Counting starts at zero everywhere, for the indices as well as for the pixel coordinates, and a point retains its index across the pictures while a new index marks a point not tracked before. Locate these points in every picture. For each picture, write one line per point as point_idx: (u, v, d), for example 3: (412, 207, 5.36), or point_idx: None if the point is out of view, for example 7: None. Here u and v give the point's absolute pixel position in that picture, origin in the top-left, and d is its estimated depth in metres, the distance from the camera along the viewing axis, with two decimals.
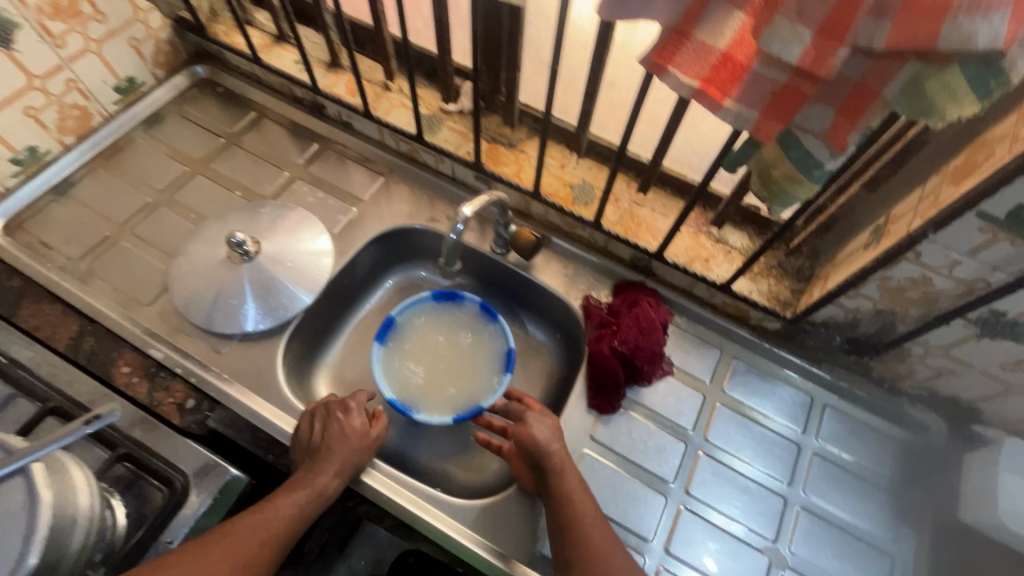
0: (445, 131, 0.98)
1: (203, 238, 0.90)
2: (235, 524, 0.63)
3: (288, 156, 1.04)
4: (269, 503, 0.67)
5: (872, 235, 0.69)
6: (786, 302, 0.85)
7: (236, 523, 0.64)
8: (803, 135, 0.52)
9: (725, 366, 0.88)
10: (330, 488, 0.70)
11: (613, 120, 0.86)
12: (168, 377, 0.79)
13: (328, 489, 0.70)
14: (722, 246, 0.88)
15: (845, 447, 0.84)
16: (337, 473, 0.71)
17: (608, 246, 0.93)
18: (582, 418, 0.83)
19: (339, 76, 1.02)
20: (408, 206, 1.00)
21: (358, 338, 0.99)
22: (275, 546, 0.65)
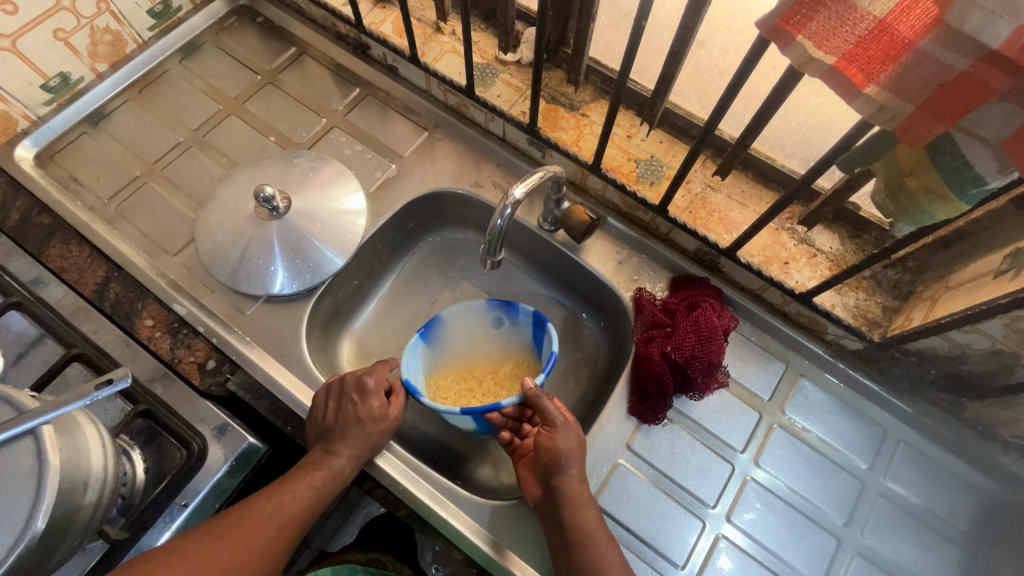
0: (499, 85, 0.86)
1: (234, 187, 0.85)
2: (248, 505, 0.60)
3: (326, 100, 0.95)
4: (282, 484, 0.64)
5: (1008, 259, 0.56)
6: (875, 321, 0.73)
7: (248, 506, 0.60)
8: (967, 142, 0.40)
9: (788, 384, 0.79)
10: (345, 471, 0.66)
11: (698, 89, 0.73)
12: (191, 335, 0.76)
13: (343, 472, 0.66)
14: (806, 247, 0.76)
15: (915, 490, 0.74)
16: (353, 456, 0.66)
17: (671, 234, 0.82)
18: (620, 425, 0.76)
19: (387, 13, 0.92)
20: (451, 166, 0.91)
21: (388, 306, 0.93)
22: (290, 531, 0.61)
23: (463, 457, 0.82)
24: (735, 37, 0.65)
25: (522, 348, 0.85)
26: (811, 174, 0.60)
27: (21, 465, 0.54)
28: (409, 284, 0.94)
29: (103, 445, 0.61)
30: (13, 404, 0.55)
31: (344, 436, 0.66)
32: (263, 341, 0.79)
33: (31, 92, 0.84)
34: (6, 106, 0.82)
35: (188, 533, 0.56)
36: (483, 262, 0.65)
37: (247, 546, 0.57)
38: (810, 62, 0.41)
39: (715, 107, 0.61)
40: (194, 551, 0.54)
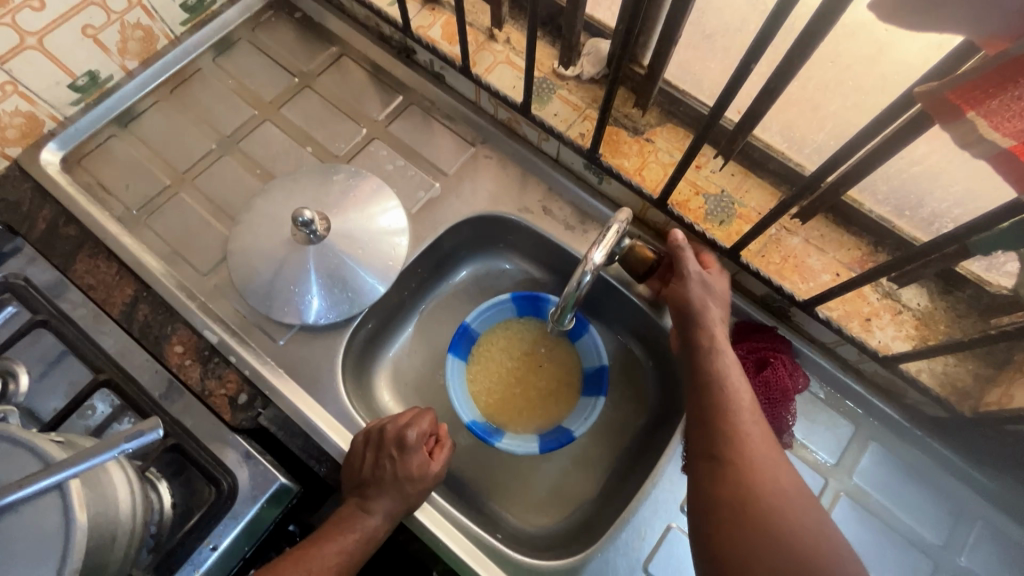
0: (556, 102, 0.79)
1: (269, 204, 0.80)
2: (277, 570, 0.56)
3: (366, 108, 0.89)
4: (313, 546, 0.60)
5: None
6: (965, 392, 0.66)
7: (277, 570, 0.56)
8: None
9: (858, 447, 0.73)
10: (379, 531, 0.62)
11: (785, 122, 0.66)
12: (222, 365, 0.72)
13: (378, 533, 0.62)
14: (891, 303, 0.69)
15: (994, 574, 0.68)
16: (388, 516, 0.63)
17: (737, 278, 0.75)
18: (675, 485, 0.70)
19: (436, 15, 0.85)
20: (500, 188, 0.84)
21: (424, 333, 0.88)
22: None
23: (500, 504, 0.77)
24: (839, 72, 0.58)
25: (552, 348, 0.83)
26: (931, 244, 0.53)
27: (46, 521, 0.50)
28: (447, 311, 0.89)
29: (133, 490, 0.58)
30: (40, 455, 0.51)
31: (381, 492, 0.62)
32: (296, 373, 0.75)
33: (58, 92, 0.79)
34: (33, 107, 0.77)
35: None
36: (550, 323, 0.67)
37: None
38: (980, 143, 0.34)
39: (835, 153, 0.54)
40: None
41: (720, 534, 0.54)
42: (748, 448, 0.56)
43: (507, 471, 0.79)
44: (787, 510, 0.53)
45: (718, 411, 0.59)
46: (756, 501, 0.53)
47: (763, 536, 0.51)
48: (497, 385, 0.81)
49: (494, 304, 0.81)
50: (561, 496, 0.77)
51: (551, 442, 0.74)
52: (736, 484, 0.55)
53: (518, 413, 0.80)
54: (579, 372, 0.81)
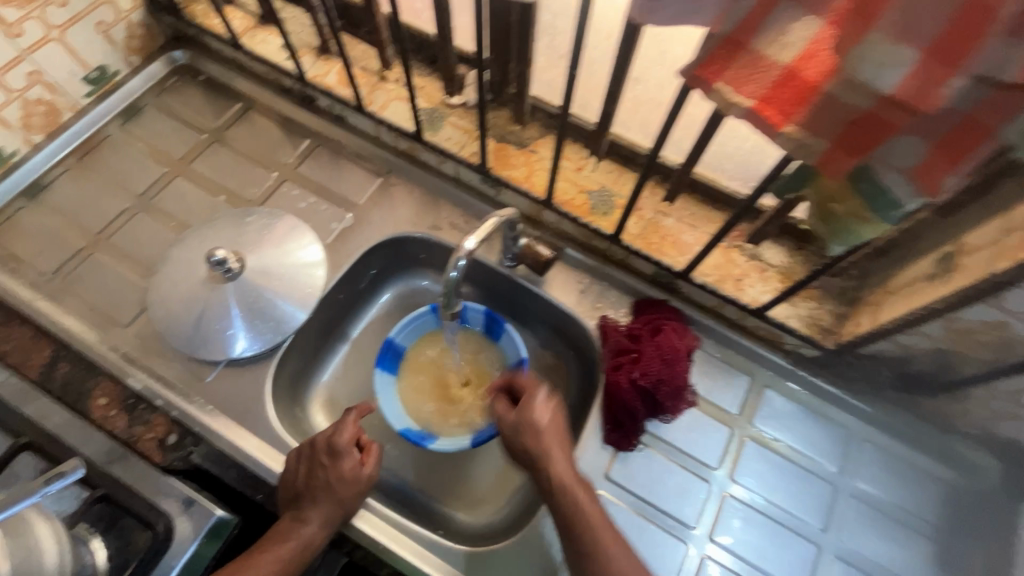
0: (448, 128, 0.88)
1: (185, 250, 0.83)
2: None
3: (275, 154, 0.95)
4: (249, 559, 0.61)
5: (937, 264, 0.61)
6: (828, 328, 0.76)
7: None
8: (881, 169, 0.42)
9: (755, 396, 0.81)
10: (316, 538, 0.64)
11: (637, 121, 0.77)
12: (148, 410, 0.73)
13: (316, 539, 0.64)
14: (756, 262, 0.79)
15: (884, 488, 0.76)
16: (324, 523, 0.65)
17: (628, 260, 0.84)
18: (598, 455, 0.76)
19: (330, 64, 0.93)
20: (409, 211, 0.91)
21: (355, 356, 0.92)
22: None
23: (443, 506, 0.81)
24: (667, 71, 0.66)
25: (477, 353, 0.88)
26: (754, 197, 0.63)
27: None
28: (375, 332, 0.94)
29: (61, 541, 0.58)
30: None
31: (319, 501, 0.65)
32: (226, 409, 0.77)
33: None
34: None
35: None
36: (444, 313, 0.71)
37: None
38: (732, 105, 0.43)
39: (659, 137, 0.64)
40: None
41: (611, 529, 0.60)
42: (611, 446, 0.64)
43: (447, 474, 0.83)
44: None
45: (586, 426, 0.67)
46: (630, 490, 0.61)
47: None
48: (429, 395, 0.86)
49: (415, 318, 0.86)
50: (501, 489, 0.82)
51: (481, 435, 0.77)
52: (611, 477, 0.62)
53: (451, 418, 0.84)
54: (504, 369, 0.86)
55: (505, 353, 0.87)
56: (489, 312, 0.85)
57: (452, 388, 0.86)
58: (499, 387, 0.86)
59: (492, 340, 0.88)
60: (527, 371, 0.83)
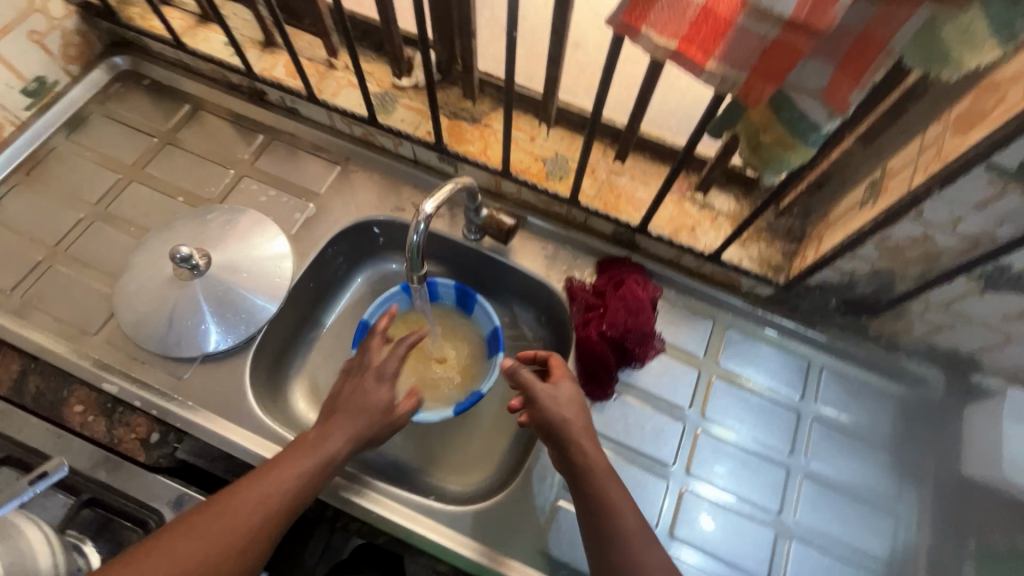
0: (400, 110, 0.90)
1: (149, 254, 0.83)
2: (216, 508, 0.58)
3: (229, 151, 0.95)
4: (259, 475, 0.61)
5: (867, 191, 0.66)
6: (779, 266, 0.81)
7: (214, 509, 0.58)
8: (796, 96, 0.46)
9: (718, 338, 0.85)
10: (338, 455, 0.65)
11: (582, 86, 0.80)
12: (128, 412, 0.74)
13: (336, 454, 0.64)
14: (708, 211, 0.83)
15: (844, 409, 0.82)
16: (348, 439, 0.66)
17: (588, 222, 0.87)
18: None
19: (276, 57, 0.93)
20: (372, 195, 0.92)
21: (332, 344, 0.93)
22: (247, 548, 0.57)
23: (434, 475, 0.83)
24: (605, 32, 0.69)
25: (451, 328, 0.91)
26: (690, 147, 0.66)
27: None
28: (350, 318, 0.95)
29: (53, 546, 0.56)
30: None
31: (341, 421, 0.67)
32: (204, 404, 0.76)
33: None
34: None
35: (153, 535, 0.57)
36: (412, 277, 0.69)
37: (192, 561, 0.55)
38: (658, 49, 0.46)
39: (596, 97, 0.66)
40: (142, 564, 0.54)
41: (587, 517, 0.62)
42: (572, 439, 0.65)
43: (435, 445, 0.85)
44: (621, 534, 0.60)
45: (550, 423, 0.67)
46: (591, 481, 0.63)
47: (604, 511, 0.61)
48: (408, 373, 0.87)
49: (386, 298, 0.87)
50: (487, 453, 0.84)
51: (465, 402, 0.79)
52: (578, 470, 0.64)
53: (432, 393, 0.86)
54: (480, 341, 0.89)
55: (478, 324, 0.89)
56: (459, 285, 0.87)
57: (430, 364, 0.88)
58: (476, 358, 0.88)
59: (464, 314, 0.90)
60: (502, 340, 0.85)
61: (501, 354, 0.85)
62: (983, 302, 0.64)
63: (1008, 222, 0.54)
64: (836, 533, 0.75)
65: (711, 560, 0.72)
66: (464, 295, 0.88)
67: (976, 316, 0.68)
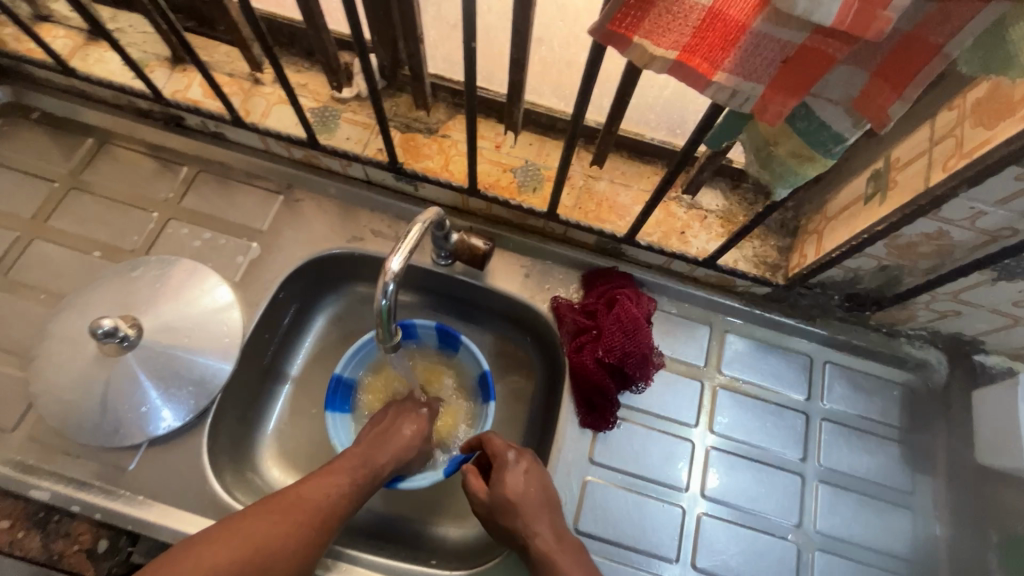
0: (344, 126, 0.79)
1: (66, 325, 0.71)
2: (287, 497, 0.58)
3: (148, 191, 0.81)
4: (316, 475, 0.62)
5: (871, 183, 0.61)
6: (776, 264, 0.76)
7: (275, 502, 0.58)
8: (819, 106, 0.39)
9: (718, 344, 0.80)
10: (383, 472, 0.65)
11: (548, 85, 0.72)
12: (66, 519, 0.64)
13: (381, 468, 0.65)
14: (696, 211, 0.77)
15: (852, 404, 0.78)
16: (394, 457, 0.66)
17: (568, 234, 0.80)
18: (579, 442, 0.73)
19: (189, 75, 0.80)
20: (323, 225, 0.81)
21: (300, 396, 0.83)
22: (310, 538, 0.57)
23: (430, 529, 0.75)
24: None
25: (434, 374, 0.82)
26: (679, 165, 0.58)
27: None
28: (317, 364, 0.85)
29: None
30: None
31: (384, 444, 0.66)
32: (159, 496, 0.66)
33: None
34: None
35: (207, 528, 0.55)
36: (382, 347, 0.61)
37: (262, 545, 0.54)
38: (654, 60, 0.38)
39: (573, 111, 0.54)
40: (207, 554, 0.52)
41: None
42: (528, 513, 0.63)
43: (427, 495, 0.77)
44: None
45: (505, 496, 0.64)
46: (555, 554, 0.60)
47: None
48: None
49: (363, 346, 0.78)
50: None
51: (452, 463, 0.71)
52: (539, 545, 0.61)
53: None
54: (467, 383, 0.80)
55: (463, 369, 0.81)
56: (440, 325, 0.79)
57: None
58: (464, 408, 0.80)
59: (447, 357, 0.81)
60: (492, 386, 0.77)
61: (492, 403, 0.77)
62: (996, 291, 0.61)
63: None
64: (860, 537, 0.72)
65: None
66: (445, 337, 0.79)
67: (985, 304, 0.65)
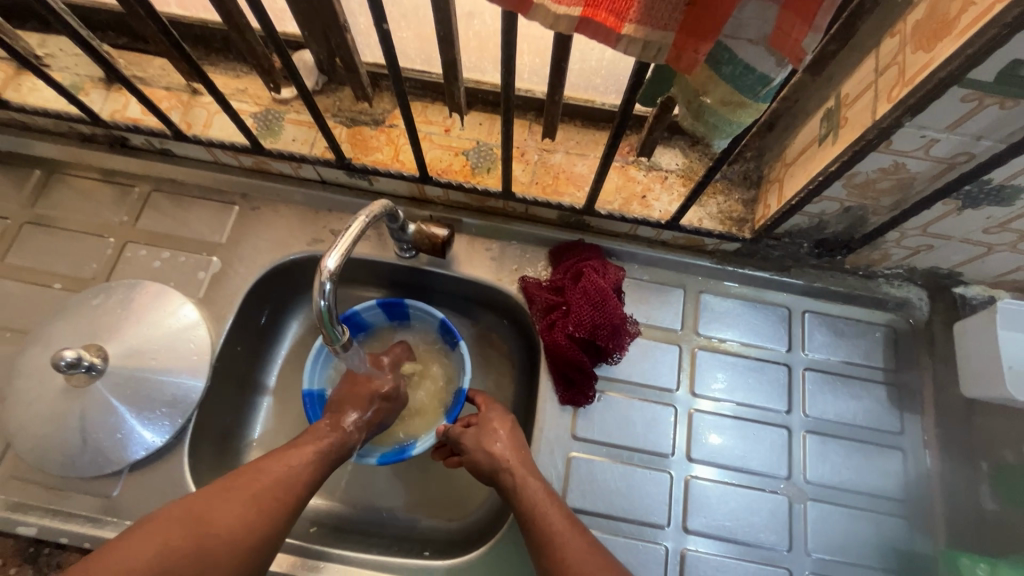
0: (289, 127, 0.77)
1: (32, 362, 0.70)
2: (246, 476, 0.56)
3: (102, 216, 0.80)
4: (278, 454, 0.59)
5: (824, 123, 0.59)
6: (742, 219, 0.74)
7: (241, 479, 0.55)
8: (736, 46, 0.38)
9: (693, 306, 0.78)
10: (352, 439, 0.65)
11: (486, 60, 0.70)
12: (57, 551, 0.66)
13: (351, 440, 0.65)
14: (656, 172, 0.75)
15: (834, 351, 0.77)
16: (358, 426, 0.66)
17: (529, 212, 0.78)
18: (560, 419, 0.73)
19: (125, 93, 0.79)
20: (283, 230, 0.80)
21: (281, 404, 0.83)
22: (265, 517, 0.54)
23: (424, 522, 0.75)
24: None
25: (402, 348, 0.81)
26: (619, 130, 0.56)
27: None
28: (295, 371, 0.85)
29: None
30: None
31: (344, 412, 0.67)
32: None
33: None
34: None
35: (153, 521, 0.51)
36: (333, 349, 0.60)
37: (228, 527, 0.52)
38: (558, 20, 0.36)
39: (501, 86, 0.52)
40: (147, 545, 0.49)
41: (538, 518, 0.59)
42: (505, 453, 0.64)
43: (416, 489, 0.77)
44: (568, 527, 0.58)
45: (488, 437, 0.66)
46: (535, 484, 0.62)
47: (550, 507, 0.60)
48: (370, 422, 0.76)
49: (318, 353, 0.76)
50: (475, 484, 0.77)
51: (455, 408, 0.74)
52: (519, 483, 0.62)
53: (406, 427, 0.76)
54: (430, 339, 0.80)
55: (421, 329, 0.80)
56: (381, 301, 0.78)
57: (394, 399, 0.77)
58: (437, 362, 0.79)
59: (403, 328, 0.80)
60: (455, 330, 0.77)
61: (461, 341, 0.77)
62: (964, 220, 0.59)
63: (987, 137, 0.47)
64: (851, 484, 0.71)
65: (727, 544, 0.69)
66: (389, 307, 0.78)
67: (956, 234, 0.63)
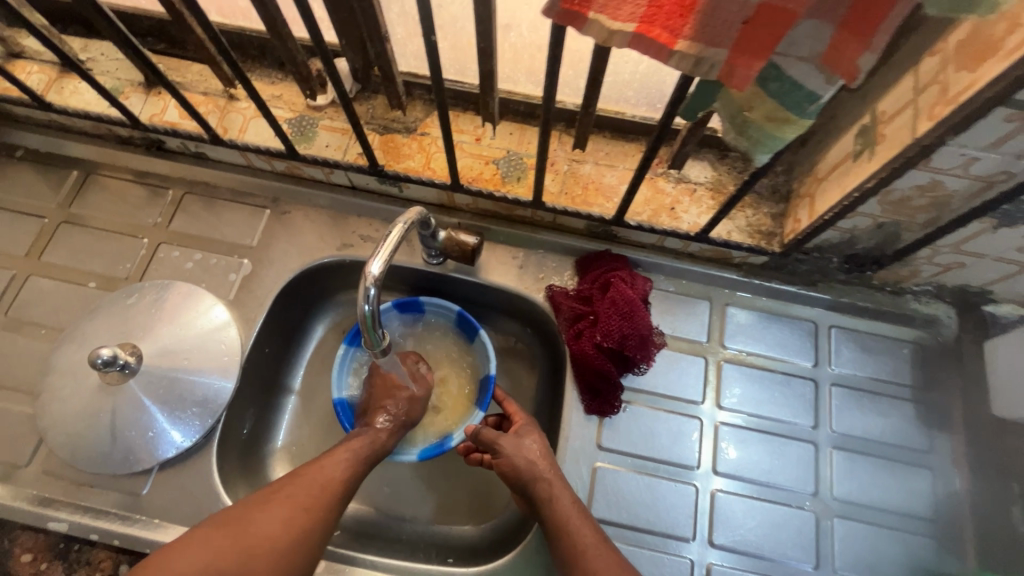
0: (323, 133, 0.78)
1: (67, 359, 0.72)
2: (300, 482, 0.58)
3: (137, 217, 0.82)
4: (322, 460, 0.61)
5: (859, 139, 0.59)
6: (770, 232, 0.74)
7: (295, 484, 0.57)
8: (787, 63, 0.38)
9: (719, 318, 0.78)
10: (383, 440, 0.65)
11: (521, 71, 0.71)
12: (86, 548, 0.68)
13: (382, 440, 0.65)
14: (685, 185, 0.76)
15: (861, 367, 0.76)
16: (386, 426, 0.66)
17: (557, 221, 0.79)
18: (585, 429, 0.73)
19: (163, 97, 0.80)
20: (313, 234, 0.81)
21: (305, 407, 0.83)
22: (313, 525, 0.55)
23: (447, 529, 0.75)
24: None
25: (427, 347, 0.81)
26: (657, 142, 0.56)
27: None
28: (319, 373, 0.85)
29: None
30: None
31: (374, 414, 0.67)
32: (174, 517, 0.67)
33: None
34: None
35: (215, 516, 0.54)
36: (373, 353, 0.60)
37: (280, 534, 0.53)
38: (613, 35, 0.37)
39: (542, 98, 0.53)
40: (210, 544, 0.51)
41: (568, 534, 0.59)
42: (538, 465, 0.63)
43: (440, 495, 0.77)
44: (596, 549, 0.58)
45: (521, 446, 0.65)
46: (564, 499, 0.61)
47: (580, 524, 0.59)
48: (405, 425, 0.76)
49: (340, 362, 0.77)
50: (499, 492, 0.77)
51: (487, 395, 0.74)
52: (549, 496, 0.61)
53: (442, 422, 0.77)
54: (447, 331, 0.80)
55: (438, 325, 0.80)
56: (397, 303, 0.78)
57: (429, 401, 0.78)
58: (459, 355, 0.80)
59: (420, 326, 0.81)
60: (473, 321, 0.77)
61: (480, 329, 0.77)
62: (1000, 238, 0.59)
63: None
64: (879, 501, 0.71)
65: (753, 559, 0.68)
66: (403, 306, 0.78)
67: (989, 253, 0.63)
